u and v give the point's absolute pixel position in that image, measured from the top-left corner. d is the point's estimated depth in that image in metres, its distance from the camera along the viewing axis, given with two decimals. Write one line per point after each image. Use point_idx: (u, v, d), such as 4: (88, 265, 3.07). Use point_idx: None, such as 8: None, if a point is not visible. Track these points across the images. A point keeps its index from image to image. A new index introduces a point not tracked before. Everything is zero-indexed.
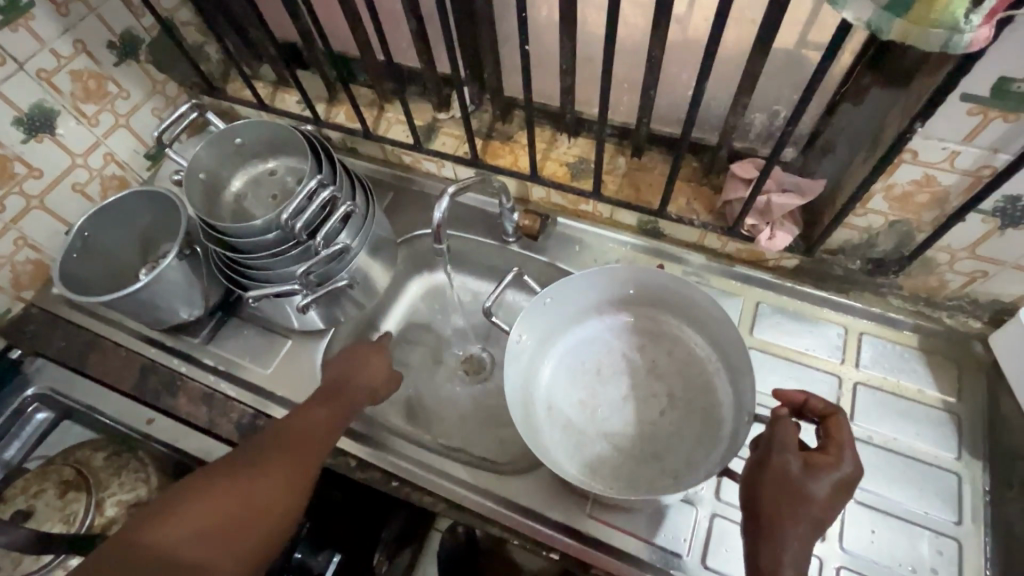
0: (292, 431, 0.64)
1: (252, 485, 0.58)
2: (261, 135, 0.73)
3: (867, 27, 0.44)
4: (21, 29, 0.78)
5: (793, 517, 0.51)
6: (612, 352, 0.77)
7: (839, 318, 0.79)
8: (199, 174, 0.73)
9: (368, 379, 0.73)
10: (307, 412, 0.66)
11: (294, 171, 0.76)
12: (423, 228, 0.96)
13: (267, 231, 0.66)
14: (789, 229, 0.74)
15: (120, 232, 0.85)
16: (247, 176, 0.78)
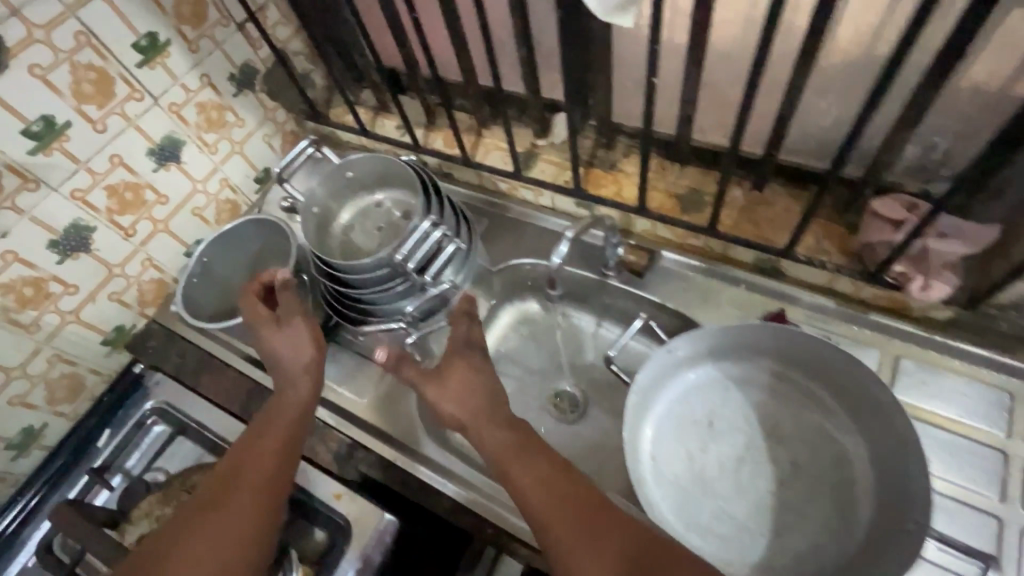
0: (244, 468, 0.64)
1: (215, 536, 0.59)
2: (371, 169, 0.73)
3: None
4: (159, 66, 0.83)
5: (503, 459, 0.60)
6: (725, 406, 0.70)
7: (1003, 382, 0.68)
8: (312, 208, 0.73)
9: (294, 390, 0.71)
10: (259, 444, 0.66)
11: (401, 204, 0.76)
12: (520, 257, 0.93)
13: (378, 269, 0.66)
14: (949, 278, 0.65)
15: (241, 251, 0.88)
16: (354, 208, 0.78)
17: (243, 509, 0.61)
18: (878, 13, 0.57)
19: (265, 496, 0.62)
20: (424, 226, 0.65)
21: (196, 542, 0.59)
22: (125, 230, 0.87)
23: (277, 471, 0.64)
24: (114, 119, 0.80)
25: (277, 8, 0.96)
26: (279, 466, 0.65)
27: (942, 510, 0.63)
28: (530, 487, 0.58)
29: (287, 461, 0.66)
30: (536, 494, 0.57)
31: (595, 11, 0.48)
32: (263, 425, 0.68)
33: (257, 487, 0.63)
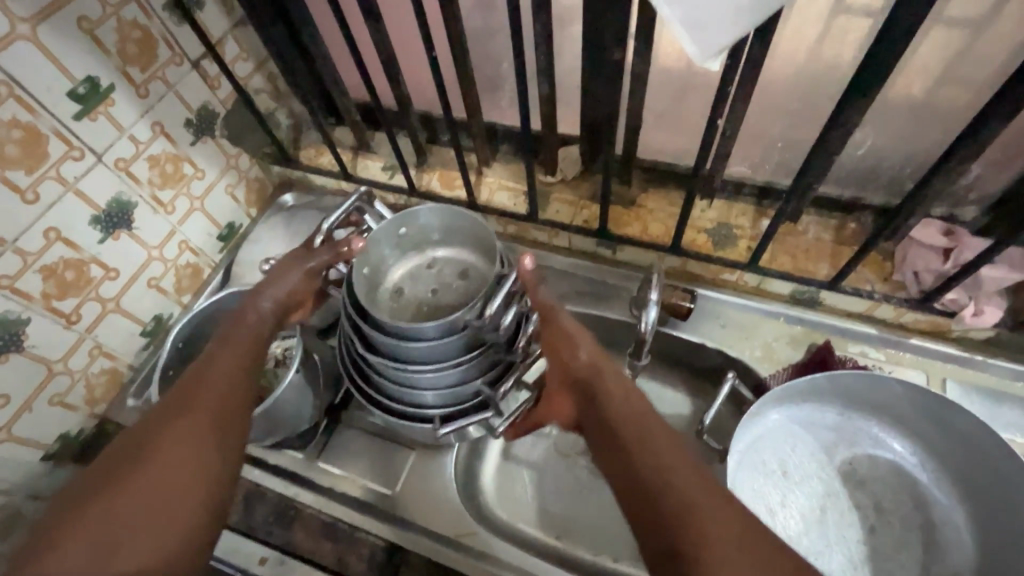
0: (200, 384, 0.52)
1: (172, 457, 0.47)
2: (426, 224, 0.65)
3: None
4: (101, 117, 0.68)
5: (623, 416, 0.49)
6: (797, 452, 0.67)
7: None
8: (364, 269, 0.63)
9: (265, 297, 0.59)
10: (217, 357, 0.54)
11: (458, 263, 0.68)
12: None
13: (445, 339, 0.58)
14: (998, 304, 0.66)
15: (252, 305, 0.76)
16: (401, 270, 0.68)
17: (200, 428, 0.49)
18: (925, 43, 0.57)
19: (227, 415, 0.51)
20: (507, 284, 0.56)
21: (158, 463, 0.46)
22: (68, 316, 0.71)
23: (243, 382, 0.54)
24: (48, 185, 0.65)
25: (237, 41, 0.82)
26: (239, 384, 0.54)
27: None
28: (677, 473, 0.44)
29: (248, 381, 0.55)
30: (684, 482, 0.43)
31: (694, 57, 0.43)
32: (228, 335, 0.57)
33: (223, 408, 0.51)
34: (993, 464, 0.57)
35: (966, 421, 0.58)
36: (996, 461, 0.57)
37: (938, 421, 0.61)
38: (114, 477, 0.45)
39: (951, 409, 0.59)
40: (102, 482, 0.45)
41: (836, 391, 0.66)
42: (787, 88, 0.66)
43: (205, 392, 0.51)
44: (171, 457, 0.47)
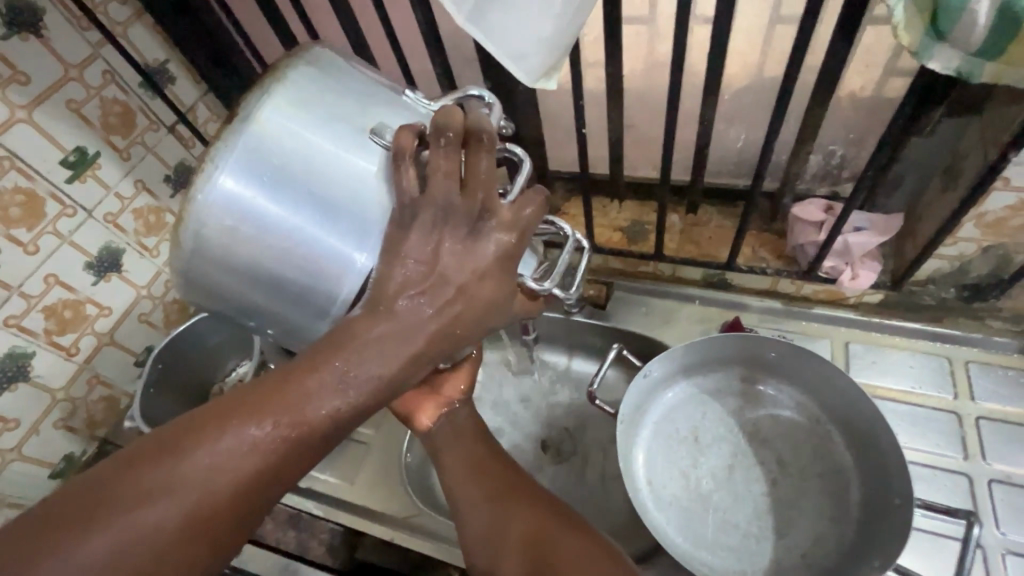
0: (212, 466, 0.41)
1: (161, 528, 0.40)
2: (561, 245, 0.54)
3: (957, 73, 0.44)
4: (89, 179, 0.82)
5: (483, 466, 0.61)
6: (706, 418, 0.73)
7: (938, 350, 0.75)
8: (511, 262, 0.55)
9: (344, 371, 0.43)
10: (241, 430, 0.42)
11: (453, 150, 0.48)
12: None
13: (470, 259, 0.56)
14: (871, 266, 0.73)
15: (308, 135, 0.43)
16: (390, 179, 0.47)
17: (207, 517, 0.41)
18: (754, 48, 0.68)
19: (236, 513, 0.42)
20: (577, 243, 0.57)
21: (137, 534, 0.39)
22: (67, 350, 0.83)
23: (263, 486, 0.42)
24: (46, 238, 0.78)
25: (207, 106, 0.96)
26: (237, 490, 0.41)
27: (926, 487, 0.67)
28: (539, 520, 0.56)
29: (242, 493, 0.42)
30: (542, 526, 0.56)
31: (525, 81, 0.53)
32: (254, 406, 0.42)
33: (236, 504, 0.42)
34: (865, 405, 0.64)
35: (838, 370, 0.65)
36: (865, 399, 0.63)
37: (818, 374, 0.68)
38: (92, 514, 0.39)
39: (823, 360, 0.66)
40: (67, 524, 0.38)
41: (735, 354, 0.72)
42: (660, 96, 0.77)
43: (214, 478, 0.41)
44: (157, 526, 0.40)
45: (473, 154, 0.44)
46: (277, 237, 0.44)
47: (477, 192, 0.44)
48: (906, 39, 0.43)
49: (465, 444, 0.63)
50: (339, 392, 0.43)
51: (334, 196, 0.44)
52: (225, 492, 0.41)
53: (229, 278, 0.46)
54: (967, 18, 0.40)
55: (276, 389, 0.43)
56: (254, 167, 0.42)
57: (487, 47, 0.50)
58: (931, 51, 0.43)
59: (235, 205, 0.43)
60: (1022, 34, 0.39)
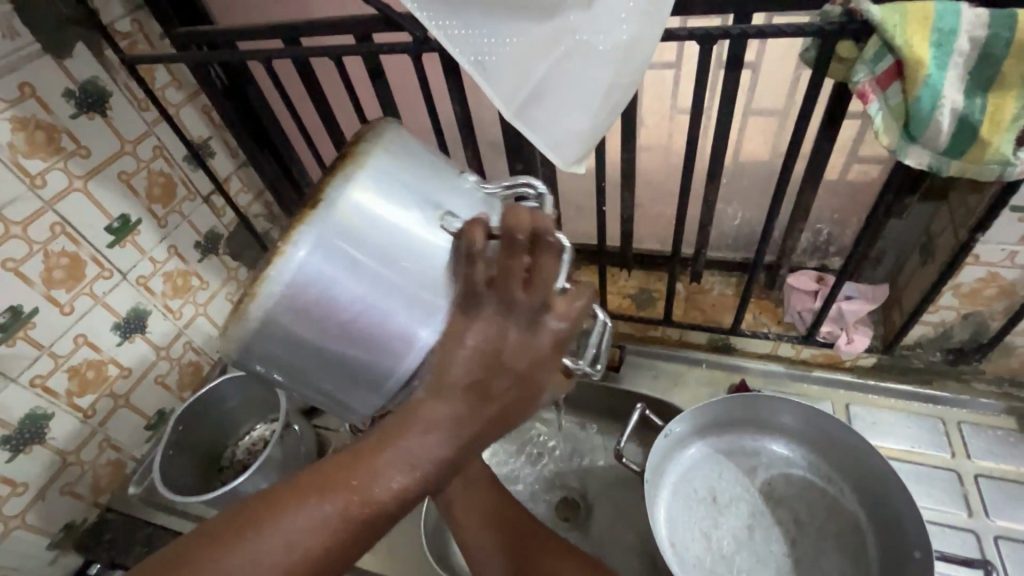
0: (297, 534, 0.42)
1: None
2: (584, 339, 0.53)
3: (928, 168, 0.52)
4: (129, 244, 0.86)
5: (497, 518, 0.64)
6: (723, 478, 0.75)
7: (932, 411, 0.80)
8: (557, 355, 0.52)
9: (413, 451, 0.43)
10: (322, 500, 0.43)
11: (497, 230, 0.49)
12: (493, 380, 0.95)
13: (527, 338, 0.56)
14: (864, 332, 0.80)
15: (380, 221, 0.43)
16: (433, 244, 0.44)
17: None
18: (747, 140, 0.78)
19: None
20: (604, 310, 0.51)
21: None
22: (85, 411, 0.83)
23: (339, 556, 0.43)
24: (82, 299, 0.80)
25: (241, 179, 1.03)
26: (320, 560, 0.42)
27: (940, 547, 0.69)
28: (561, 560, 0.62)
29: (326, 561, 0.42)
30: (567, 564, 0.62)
31: (560, 165, 0.60)
32: (338, 476, 0.43)
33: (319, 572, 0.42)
34: (873, 464, 0.67)
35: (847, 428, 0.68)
36: (878, 458, 0.67)
37: (828, 434, 0.71)
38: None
39: (831, 417, 0.70)
40: None
41: (743, 416, 0.76)
42: (665, 179, 0.86)
43: (298, 546, 0.42)
44: None
45: (542, 258, 0.43)
46: (347, 318, 0.44)
47: (543, 290, 0.43)
48: (885, 140, 0.52)
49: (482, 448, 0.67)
50: (411, 468, 0.44)
51: (404, 277, 0.44)
52: (307, 561, 0.42)
53: (292, 360, 0.45)
54: (934, 126, 0.49)
55: (345, 462, 0.44)
56: (335, 250, 0.42)
57: (531, 139, 0.57)
58: (906, 149, 0.52)
59: (314, 285, 0.42)
60: (977, 139, 0.49)
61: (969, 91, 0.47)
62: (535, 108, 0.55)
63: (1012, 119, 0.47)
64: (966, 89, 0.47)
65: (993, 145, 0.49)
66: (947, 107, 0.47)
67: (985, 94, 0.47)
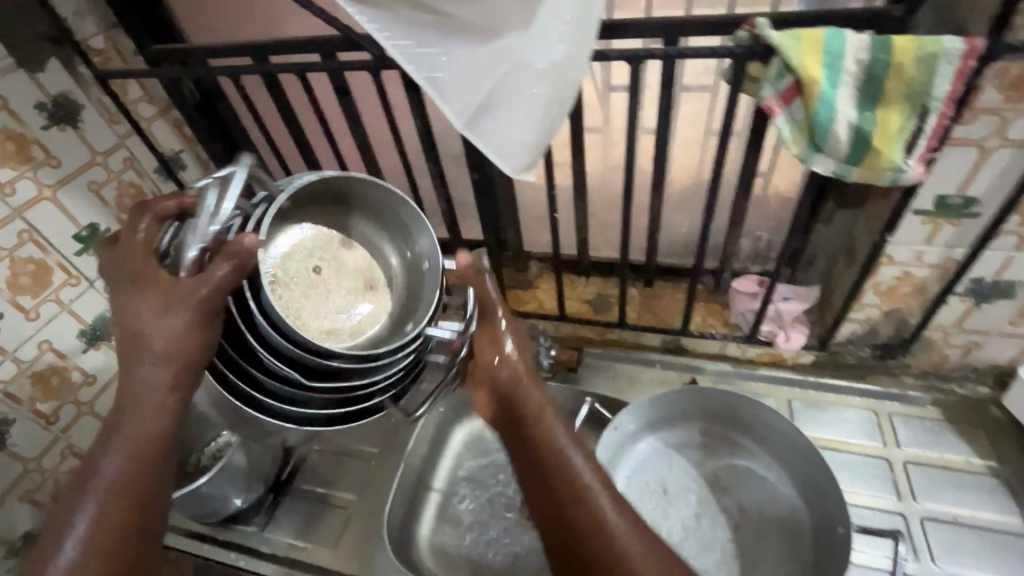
0: (121, 420, 0.49)
1: (110, 471, 0.49)
2: (405, 235, 0.58)
3: (835, 175, 0.58)
4: (97, 252, 0.87)
5: (539, 418, 0.56)
6: (673, 470, 0.79)
7: (868, 404, 0.85)
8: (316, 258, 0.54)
9: (169, 338, 0.48)
10: (126, 390, 0.50)
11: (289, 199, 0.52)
12: None
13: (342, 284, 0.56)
14: (801, 329, 0.86)
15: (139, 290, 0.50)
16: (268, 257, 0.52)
17: (142, 455, 0.50)
18: (689, 153, 0.84)
19: (153, 445, 0.50)
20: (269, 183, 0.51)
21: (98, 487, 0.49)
22: (48, 418, 0.83)
23: (162, 423, 0.50)
24: (48, 306, 0.81)
25: None
26: (150, 427, 0.49)
27: (875, 532, 0.73)
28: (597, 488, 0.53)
29: (155, 428, 0.50)
30: (601, 493, 0.53)
31: (509, 171, 0.64)
32: (134, 371, 0.50)
33: (159, 440, 0.50)
34: (810, 455, 0.72)
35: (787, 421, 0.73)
36: (812, 449, 0.71)
37: (773, 428, 0.75)
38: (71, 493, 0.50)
39: (773, 410, 0.75)
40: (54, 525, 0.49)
41: (693, 411, 0.80)
42: (617, 189, 0.91)
43: (119, 424, 0.49)
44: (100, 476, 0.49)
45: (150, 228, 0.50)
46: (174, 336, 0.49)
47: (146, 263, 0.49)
48: (795, 150, 0.57)
49: (492, 329, 0.58)
50: (154, 419, 0.50)
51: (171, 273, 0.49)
52: (149, 434, 0.50)
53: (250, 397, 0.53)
54: (834, 135, 0.55)
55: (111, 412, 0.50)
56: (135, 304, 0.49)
57: (481, 147, 0.61)
58: (814, 157, 0.57)
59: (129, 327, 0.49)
60: (872, 148, 0.55)
61: (861, 106, 0.53)
62: (484, 117, 0.60)
63: (899, 130, 0.54)
64: (859, 104, 0.53)
65: (886, 154, 0.55)
66: (843, 119, 0.54)
67: (875, 108, 0.53)
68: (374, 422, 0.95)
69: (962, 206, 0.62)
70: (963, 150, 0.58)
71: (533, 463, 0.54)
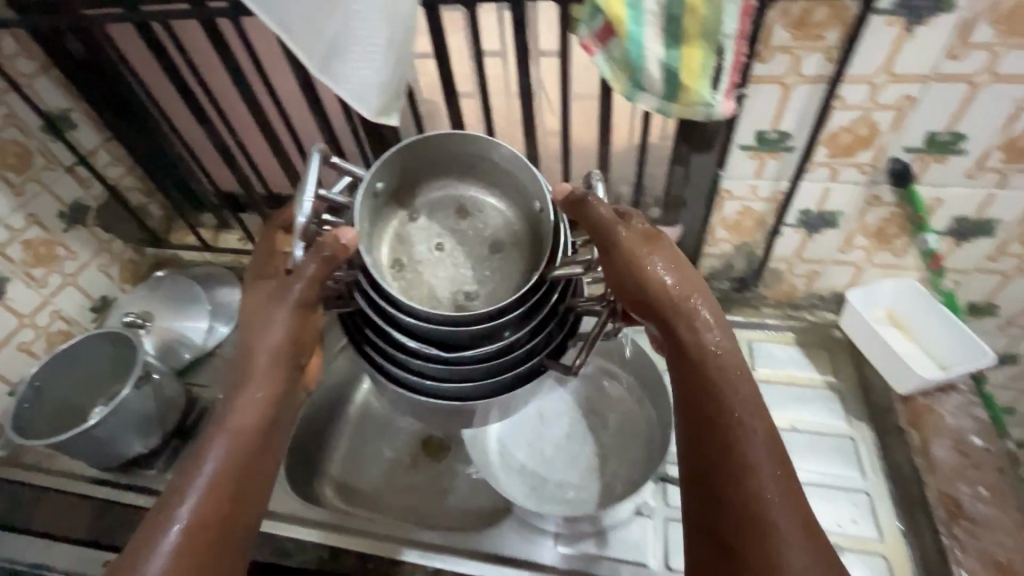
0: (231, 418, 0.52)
1: (219, 467, 0.51)
2: (528, 195, 0.57)
3: (657, 111, 0.64)
4: None
5: (708, 368, 0.52)
6: (547, 396, 0.86)
7: (731, 333, 0.94)
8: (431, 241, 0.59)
9: (277, 334, 0.53)
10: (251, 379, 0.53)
11: (381, 193, 0.57)
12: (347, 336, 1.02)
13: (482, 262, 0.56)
14: None
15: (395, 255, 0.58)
16: (386, 237, 0.58)
17: (236, 453, 0.52)
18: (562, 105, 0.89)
19: (252, 438, 0.53)
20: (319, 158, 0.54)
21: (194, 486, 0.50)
22: None
23: (270, 416, 0.53)
24: None
25: (107, 151, 1.04)
26: (257, 423, 0.53)
27: None
28: (762, 441, 0.52)
29: (264, 426, 0.53)
30: (761, 439, 0.52)
31: (368, 115, 0.68)
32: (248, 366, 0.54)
33: (259, 437, 0.53)
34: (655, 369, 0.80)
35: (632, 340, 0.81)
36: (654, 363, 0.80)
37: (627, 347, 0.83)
38: (185, 485, 0.51)
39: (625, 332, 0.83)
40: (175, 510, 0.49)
41: None
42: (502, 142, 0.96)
43: (239, 418, 0.52)
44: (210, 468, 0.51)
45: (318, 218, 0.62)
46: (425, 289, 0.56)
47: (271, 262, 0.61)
48: (618, 87, 0.63)
49: (662, 252, 0.52)
50: (246, 419, 0.52)
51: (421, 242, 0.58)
52: (244, 432, 0.52)
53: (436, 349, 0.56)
54: (646, 72, 0.60)
55: (181, 466, 0.52)
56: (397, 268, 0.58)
57: (334, 90, 0.64)
58: (636, 95, 0.63)
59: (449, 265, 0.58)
60: (681, 84, 0.61)
61: (667, 44, 0.59)
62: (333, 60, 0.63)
63: (702, 68, 0.60)
64: (665, 42, 0.58)
65: (694, 89, 0.61)
66: (652, 56, 0.59)
67: (680, 46, 0.59)
68: None
69: (778, 140, 0.70)
70: (768, 87, 0.65)
71: (731, 384, 0.53)
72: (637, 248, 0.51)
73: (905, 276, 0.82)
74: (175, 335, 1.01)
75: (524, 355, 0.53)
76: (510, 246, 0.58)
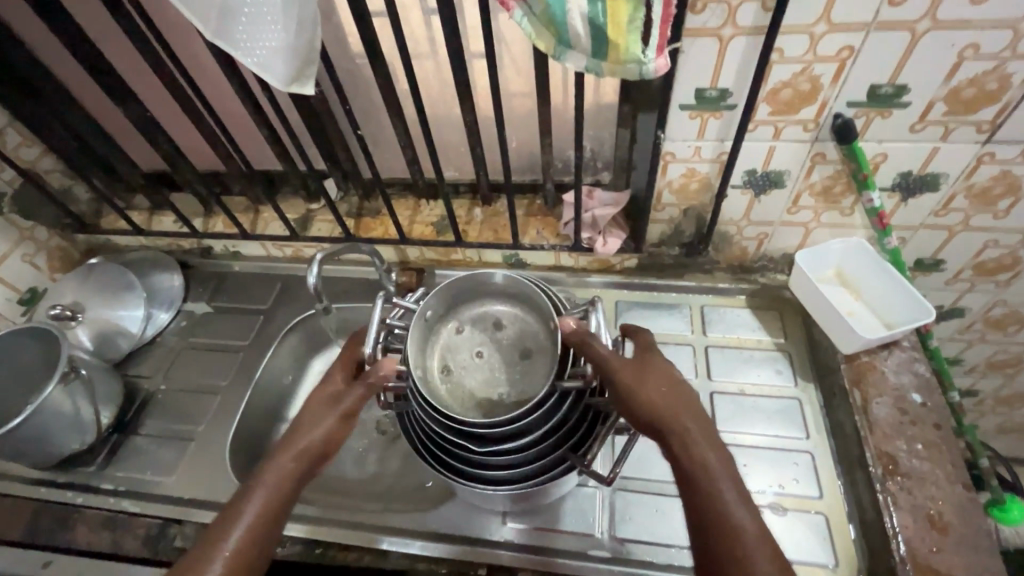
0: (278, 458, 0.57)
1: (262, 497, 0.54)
2: (547, 313, 0.66)
3: (586, 71, 0.60)
4: None
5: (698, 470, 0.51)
6: None
7: (682, 299, 0.93)
8: (472, 351, 0.68)
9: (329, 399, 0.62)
10: (304, 430, 0.59)
11: (427, 324, 0.66)
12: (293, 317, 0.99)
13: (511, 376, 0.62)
14: (618, 233, 0.88)
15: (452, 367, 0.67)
16: (436, 350, 0.67)
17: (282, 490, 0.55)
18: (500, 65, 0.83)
19: (297, 476, 0.57)
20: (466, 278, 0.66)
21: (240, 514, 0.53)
22: None
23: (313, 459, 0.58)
24: None
25: (17, 131, 0.93)
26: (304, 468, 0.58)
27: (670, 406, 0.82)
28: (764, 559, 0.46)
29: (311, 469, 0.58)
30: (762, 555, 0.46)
31: (279, 85, 0.62)
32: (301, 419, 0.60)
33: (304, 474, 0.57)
34: None
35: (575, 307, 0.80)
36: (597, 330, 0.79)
37: None
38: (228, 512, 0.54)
39: None
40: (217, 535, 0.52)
41: None
42: (442, 108, 0.90)
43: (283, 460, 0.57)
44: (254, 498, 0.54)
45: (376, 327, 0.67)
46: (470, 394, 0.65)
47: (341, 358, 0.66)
48: (543, 46, 0.58)
49: (656, 375, 0.56)
50: (298, 457, 0.57)
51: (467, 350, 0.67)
52: (291, 472, 0.57)
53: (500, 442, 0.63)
54: (571, 26, 0.56)
55: (230, 503, 0.54)
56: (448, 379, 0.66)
57: (237, 59, 0.59)
58: (563, 53, 0.58)
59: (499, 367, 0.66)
60: (609, 40, 0.56)
61: None
62: (229, 22, 0.57)
63: (631, 21, 0.55)
64: None
65: (623, 45, 0.56)
66: (575, 9, 0.54)
67: None
68: (220, 358, 0.98)
69: (718, 99, 0.66)
70: (704, 41, 0.61)
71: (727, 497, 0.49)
72: (627, 368, 0.55)
73: (853, 235, 0.81)
74: (109, 326, 0.96)
75: (550, 445, 0.60)
76: (538, 352, 0.67)
